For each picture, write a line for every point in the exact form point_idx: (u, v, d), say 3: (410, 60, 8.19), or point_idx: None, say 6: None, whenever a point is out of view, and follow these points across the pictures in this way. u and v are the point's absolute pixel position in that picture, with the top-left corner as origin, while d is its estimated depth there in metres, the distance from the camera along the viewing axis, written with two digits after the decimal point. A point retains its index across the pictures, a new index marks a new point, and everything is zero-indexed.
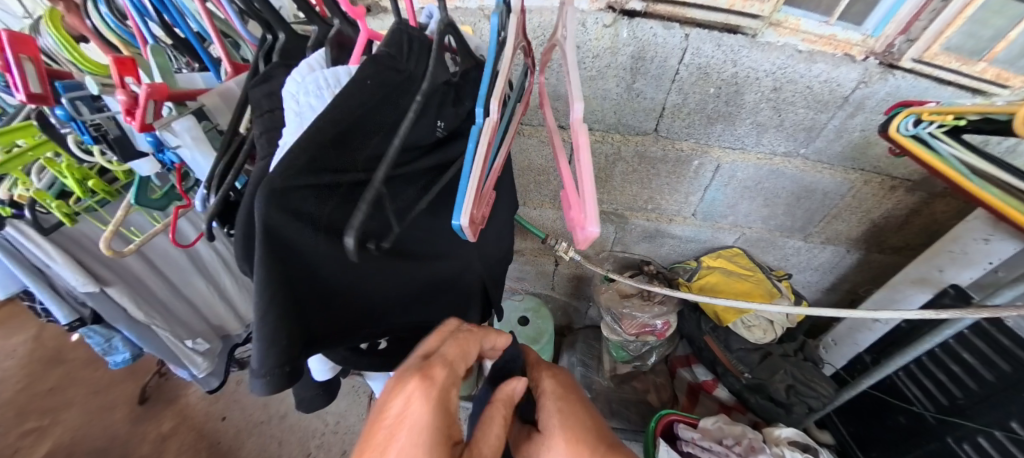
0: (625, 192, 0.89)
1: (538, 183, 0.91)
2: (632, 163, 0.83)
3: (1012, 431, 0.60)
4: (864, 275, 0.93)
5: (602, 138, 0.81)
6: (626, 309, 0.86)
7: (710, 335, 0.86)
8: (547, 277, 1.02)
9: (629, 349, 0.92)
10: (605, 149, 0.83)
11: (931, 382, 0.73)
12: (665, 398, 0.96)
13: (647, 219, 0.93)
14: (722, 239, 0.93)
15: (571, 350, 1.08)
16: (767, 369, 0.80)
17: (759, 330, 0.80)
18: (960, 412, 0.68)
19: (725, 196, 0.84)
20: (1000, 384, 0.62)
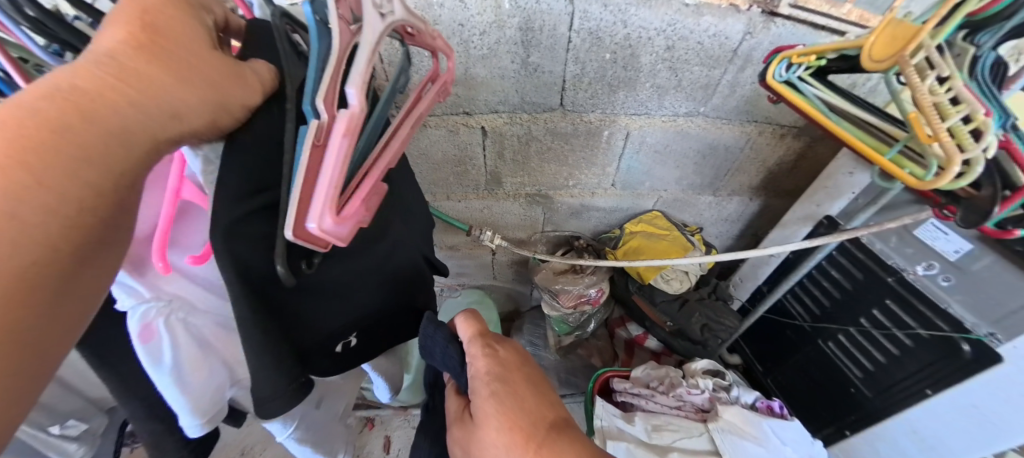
0: (544, 173, 0.88)
1: (460, 175, 0.88)
2: (542, 141, 0.82)
3: (862, 326, 0.75)
4: (768, 220, 1.00)
5: (512, 120, 0.79)
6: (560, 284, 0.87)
7: (637, 294, 0.89)
8: (487, 268, 1.00)
9: (570, 321, 0.94)
10: (515, 131, 0.81)
11: (809, 298, 0.85)
12: (608, 358, 1.01)
13: (572, 196, 0.94)
14: (642, 204, 0.96)
15: (519, 334, 1.09)
16: (686, 314, 0.85)
17: (677, 282, 0.85)
18: (826, 317, 0.82)
19: (641, 163, 0.86)
20: (858, 291, 0.74)
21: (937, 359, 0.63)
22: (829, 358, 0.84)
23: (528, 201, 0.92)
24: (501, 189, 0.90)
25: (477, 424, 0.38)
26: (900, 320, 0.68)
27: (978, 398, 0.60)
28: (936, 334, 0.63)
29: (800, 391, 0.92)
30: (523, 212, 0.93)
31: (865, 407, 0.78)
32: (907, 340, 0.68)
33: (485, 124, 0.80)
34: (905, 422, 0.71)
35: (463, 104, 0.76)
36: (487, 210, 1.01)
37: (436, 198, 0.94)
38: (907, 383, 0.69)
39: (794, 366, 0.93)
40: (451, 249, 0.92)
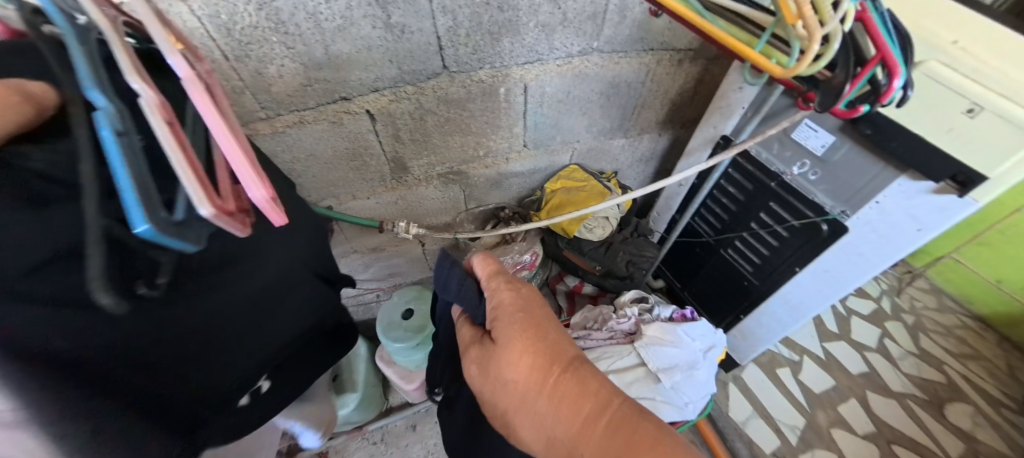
0: (450, 147, 0.86)
1: (360, 168, 0.81)
2: (437, 113, 0.78)
3: (753, 230, 0.92)
4: (669, 145, 1.12)
5: (399, 97, 0.74)
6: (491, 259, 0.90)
7: (567, 249, 0.97)
8: (420, 262, 0.99)
9: None
10: (400, 111, 0.76)
11: (712, 215, 1.01)
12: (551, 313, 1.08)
13: (487, 167, 0.94)
14: (559, 161, 1.02)
15: None
16: (611, 255, 0.96)
17: (599, 229, 0.95)
18: (726, 229, 0.99)
19: (547, 115, 0.88)
20: (748, 200, 0.89)
21: (804, 241, 0.81)
22: (728, 262, 1.02)
23: (446, 177, 0.91)
24: (410, 175, 0.87)
25: (501, 347, 0.47)
26: (780, 216, 0.84)
27: (829, 266, 0.79)
28: (805, 221, 0.79)
29: (709, 294, 1.12)
30: (440, 193, 0.94)
31: (754, 293, 0.98)
32: (784, 232, 0.84)
33: (370, 106, 0.73)
34: (780, 297, 0.92)
35: (341, 87, 0.70)
36: (401, 200, 0.96)
37: (342, 200, 0.87)
38: (781, 266, 0.88)
39: (704, 275, 1.12)
40: (372, 251, 0.86)
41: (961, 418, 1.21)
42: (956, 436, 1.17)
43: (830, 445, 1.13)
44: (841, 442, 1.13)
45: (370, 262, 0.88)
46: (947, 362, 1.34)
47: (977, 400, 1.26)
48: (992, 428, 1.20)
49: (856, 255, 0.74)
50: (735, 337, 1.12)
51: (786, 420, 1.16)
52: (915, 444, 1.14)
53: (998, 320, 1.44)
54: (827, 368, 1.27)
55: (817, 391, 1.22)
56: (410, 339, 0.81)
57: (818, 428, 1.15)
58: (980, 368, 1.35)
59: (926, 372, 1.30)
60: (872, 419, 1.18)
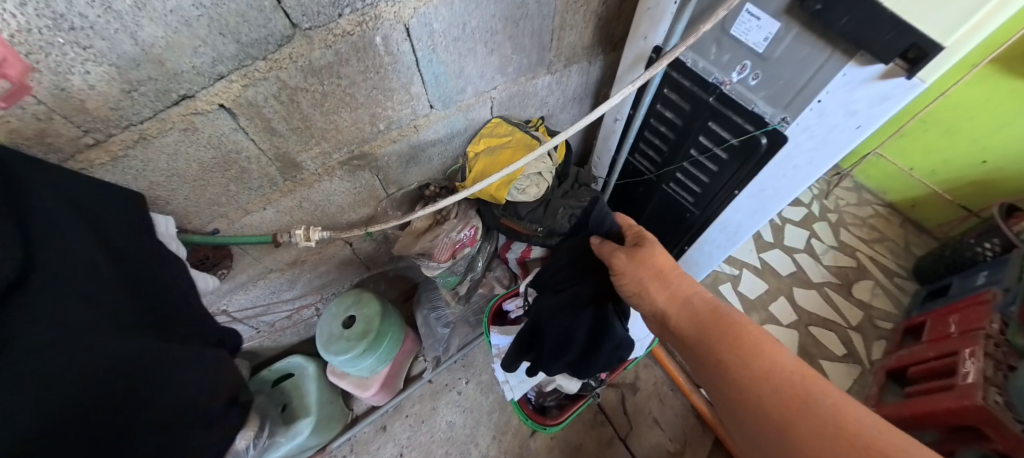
0: (340, 127, 0.81)
1: (242, 180, 0.76)
2: (307, 87, 0.71)
3: (692, 158, 0.89)
4: (580, 77, 1.21)
5: (255, 81, 0.65)
6: (423, 246, 0.94)
7: (505, 216, 1.02)
8: (353, 263, 1.04)
9: (455, 271, 1.04)
10: (255, 95, 0.67)
11: (651, 148, 0.98)
12: (507, 282, 1.21)
13: (404, 135, 0.94)
14: (481, 115, 1.07)
15: (420, 304, 1.17)
16: (551, 214, 1.03)
17: (534, 188, 0.99)
18: (664, 162, 0.96)
19: (443, 64, 0.85)
20: (686, 126, 0.84)
21: (744, 161, 0.77)
22: (670, 196, 1.02)
23: (351, 158, 0.89)
24: (304, 171, 0.83)
25: (646, 246, 0.61)
26: (717, 137, 0.80)
27: (769, 184, 0.78)
28: (744, 137, 0.74)
29: (657, 228, 1.14)
30: (348, 183, 0.93)
31: (695, 222, 1.00)
32: (723, 155, 0.81)
33: (221, 100, 0.64)
34: (719, 221, 0.94)
35: (176, 84, 0.58)
36: (304, 202, 0.89)
37: (236, 217, 0.81)
38: (721, 191, 0.87)
39: (651, 212, 1.12)
40: (292, 265, 0.90)
41: (863, 293, 1.34)
42: (857, 308, 1.30)
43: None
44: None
45: (294, 278, 0.93)
46: (858, 248, 1.45)
47: (876, 275, 1.38)
48: (886, 295, 1.34)
49: (795, 167, 0.72)
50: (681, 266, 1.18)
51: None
52: (827, 323, 1.27)
53: (905, 203, 1.55)
54: (760, 276, 1.34)
55: (751, 296, 1.30)
56: (355, 347, 0.92)
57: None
58: (884, 249, 1.46)
59: (840, 261, 1.40)
60: (795, 310, 1.29)
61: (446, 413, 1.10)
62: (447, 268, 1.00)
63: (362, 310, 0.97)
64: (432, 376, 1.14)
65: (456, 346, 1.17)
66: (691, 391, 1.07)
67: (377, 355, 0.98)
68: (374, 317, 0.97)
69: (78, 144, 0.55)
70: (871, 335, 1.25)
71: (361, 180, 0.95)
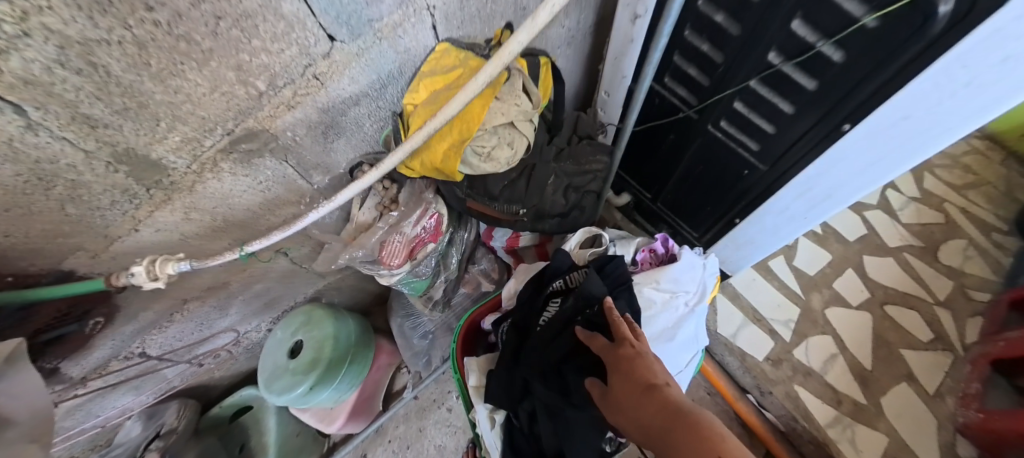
0: (196, 96, 0.48)
1: (83, 199, 0.51)
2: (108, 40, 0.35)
3: (766, 69, 0.51)
4: None
5: (13, 42, 0.30)
6: (356, 252, 0.69)
7: (471, 199, 0.63)
8: (299, 269, 0.89)
9: (421, 274, 0.79)
10: (30, 67, 0.33)
11: (692, 66, 0.60)
12: (496, 275, 0.96)
13: (306, 93, 0.57)
14: (421, 42, 0.65)
15: (394, 309, 0.98)
16: (538, 188, 0.62)
17: (505, 151, 0.52)
18: (714, 86, 0.59)
19: None
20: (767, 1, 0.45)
21: (888, 57, 0.39)
22: (720, 144, 0.65)
23: (234, 142, 0.57)
24: (173, 170, 0.56)
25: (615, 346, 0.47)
26: (833, 18, 0.41)
27: (917, 105, 0.40)
28: (895, 7, 0.35)
29: (692, 194, 0.78)
30: (246, 178, 0.65)
31: (758, 185, 0.64)
32: (836, 54, 0.43)
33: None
34: (801, 181, 0.57)
35: None
36: (194, 212, 0.65)
37: (103, 248, 0.60)
38: (818, 127, 0.50)
39: (684, 170, 0.75)
40: (210, 291, 0.78)
41: (953, 256, 1.01)
42: (945, 277, 0.98)
43: (825, 330, 0.92)
44: (837, 322, 0.93)
45: (224, 303, 0.83)
46: (947, 198, 1.09)
47: (970, 232, 1.04)
48: (983, 259, 1.00)
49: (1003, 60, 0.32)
50: (726, 248, 0.83)
51: (778, 316, 0.93)
52: (908, 299, 0.96)
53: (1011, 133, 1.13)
54: (822, 243, 1.02)
55: (811, 272, 0.98)
56: (302, 382, 0.76)
57: (812, 313, 0.94)
58: (981, 196, 1.09)
59: (924, 216, 1.06)
60: (867, 284, 0.97)
61: (434, 435, 0.97)
62: (407, 271, 0.74)
63: (309, 333, 0.81)
64: (415, 393, 0.98)
65: (438, 358, 1.00)
66: (736, 398, 0.88)
67: (335, 385, 0.82)
68: (326, 341, 0.81)
69: None
70: (963, 310, 0.94)
71: (264, 175, 0.67)
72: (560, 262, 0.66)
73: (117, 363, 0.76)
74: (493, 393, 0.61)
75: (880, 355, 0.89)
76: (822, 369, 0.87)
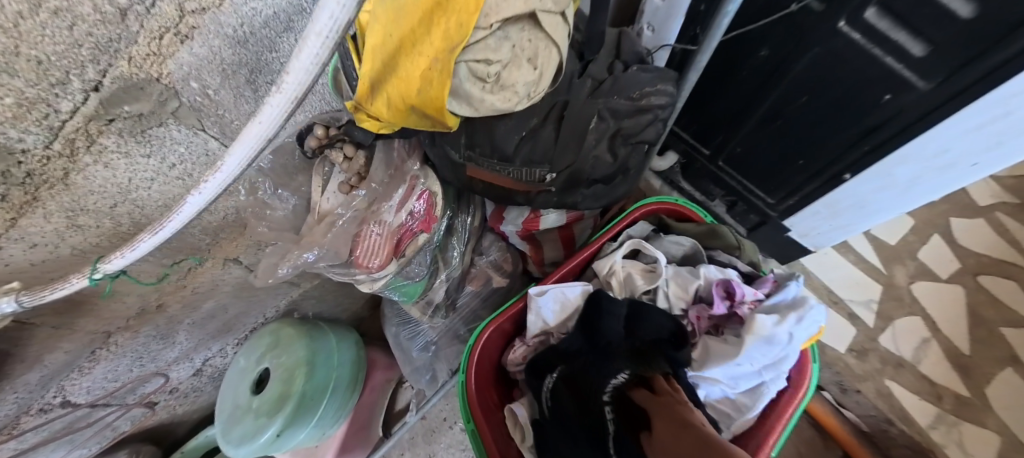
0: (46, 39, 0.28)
1: None
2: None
3: None
4: None
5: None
6: (309, 253, 0.50)
7: (472, 162, 0.46)
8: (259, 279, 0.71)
9: (414, 276, 0.62)
10: None
11: None
12: (508, 268, 0.78)
13: (202, 9, 0.35)
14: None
15: (387, 318, 0.81)
16: (572, 140, 0.44)
17: (519, 72, 0.33)
18: None
19: None
20: None
21: None
22: (845, 55, 0.44)
23: (109, 102, 0.37)
24: (19, 156, 0.35)
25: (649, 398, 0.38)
26: None
27: None
28: None
29: (791, 134, 0.56)
30: (145, 158, 0.45)
31: (908, 115, 0.43)
32: None
33: None
34: (987, 107, 0.36)
35: None
36: (81, 214, 0.45)
37: None
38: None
39: (779, 100, 0.54)
40: (141, 317, 0.60)
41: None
42: None
43: (913, 310, 0.81)
44: (924, 299, 0.83)
45: (167, 330, 0.66)
46: None
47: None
48: None
49: None
50: (814, 214, 0.64)
51: (858, 297, 0.82)
52: (1005, 268, 0.87)
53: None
54: None
55: (893, 242, 0.88)
56: (269, 426, 0.61)
57: (897, 288, 0.83)
58: None
59: (1017, 168, 0.97)
60: (956, 252, 0.88)
61: None
62: (393, 273, 0.57)
63: (280, 359, 0.66)
64: (419, 416, 0.82)
65: (445, 373, 0.82)
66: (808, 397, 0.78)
67: (314, 421, 0.67)
68: (299, 367, 0.65)
69: None
70: None
71: (175, 153, 0.48)
72: (611, 318, 0.46)
73: (30, 418, 0.58)
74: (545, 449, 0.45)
75: (977, 334, 0.80)
76: (915, 357, 0.77)
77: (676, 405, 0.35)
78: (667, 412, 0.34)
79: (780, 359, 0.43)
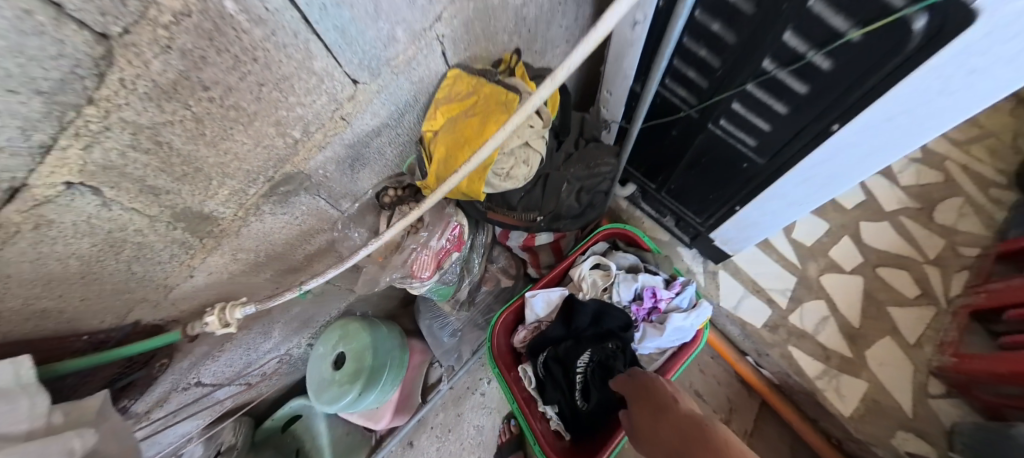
0: (240, 154, 0.53)
1: (145, 256, 0.57)
2: (169, 120, 0.41)
3: (761, 74, 0.56)
4: None
5: (96, 136, 0.36)
6: (395, 272, 0.78)
7: (491, 209, 0.72)
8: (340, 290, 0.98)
9: (448, 280, 0.88)
10: (107, 155, 0.39)
11: (693, 71, 0.64)
12: (513, 271, 1.06)
13: (333, 133, 0.62)
14: (433, 69, 0.67)
15: (422, 314, 1.08)
16: (553, 192, 0.70)
17: (520, 168, 0.60)
18: (713, 89, 0.63)
19: (355, 17, 0.48)
20: (761, 15, 0.48)
21: (872, 69, 0.44)
22: (719, 140, 0.71)
23: (274, 186, 0.63)
24: (218, 220, 0.61)
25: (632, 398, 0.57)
26: (818, 31, 0.45)
27: (896, 107, 0.45)
28: (875, 26, 0.40)
29: (699, 180, 0.83)
30: (283, 215, 0.71)
31: (759, 174, 0.70)
32: (824, 63, 0.48)
33: (50, 180, 0.37)
34: (796, 174, 0.63)
35: None
36: (240, 252, 0.72)
37: (162, 296, 0.66)
38: (812, 126, 0.55)
39: (689, 160, 0.81)
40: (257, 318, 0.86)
41: (948, 214, 1.16)
42: (939, 237, 1.14)
43: (819, 294, 1.09)
44: (832, 287, 1.10)
45: (270, 326, 0.92)
46: (949, 156, 1.24)
47: (968, 190, 1.19)
48: (977, 215, 1.15)
49: (972, 72, 0.38)
50: (729, 228, 0.89)
51: (777, 285, 1.09)
52: (901, 261, 1.11)
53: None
54: (821, 213, 1.18)
55: (808, 243, 1.15)
56: (350, 391, 0.88)
57: (809, 280, 1.10)
58: (983, 152, 1.24)
59: (924, 177, 1.22)
60: (862, 250, 1.14)
61: (472, 418, 1.11)
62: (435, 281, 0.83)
63: (349, 347, 0.92)
64: (449, 385, 1.10)
65: (468, 352, 1.10)
66: (736, 360, 1.08)
67: (378, 388, 0.93)
68: (363, 352, 0.92)
69: None
70: (953, 265, 1.09)
71: (299, 209, 0.73)
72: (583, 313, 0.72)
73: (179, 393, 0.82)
74: (546, 391, 0.72)
75: (868, 313, 1.06)
76: (816, 330, 1.04)
77: (653, 397, 0.54)
78: (650, 404, 0.54)
79: (680, 336, 0.72)
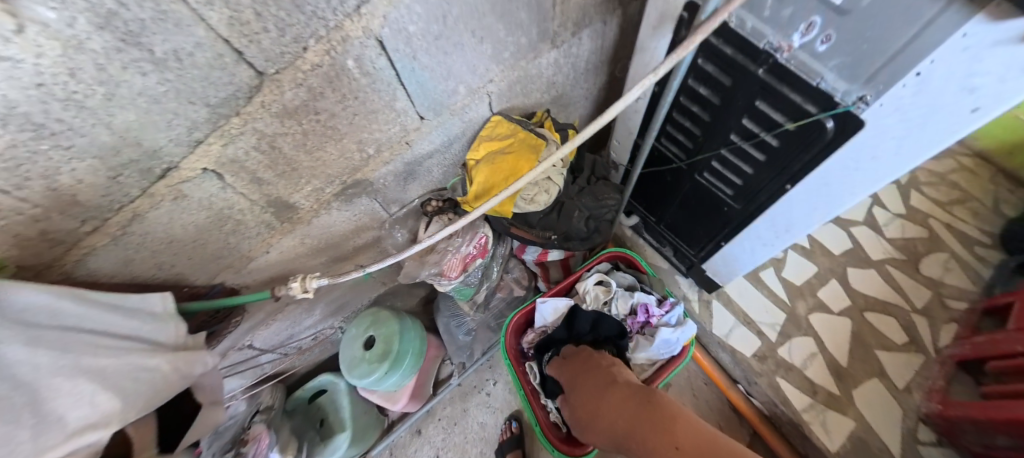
0: (326, 161, 0.69)
1: (238, 232, 0.71)
2: (285, 131, 0.57)
3: (732, 144, 0.71)
4: (594, 44, 0.93)
5: (234, 137, 0.53)
6: (430, 269, 0.91)
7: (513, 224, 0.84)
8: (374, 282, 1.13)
9: (469, 282, 1.00)
10: (236, 151, 0.55)
11: (682, 135, 0.80)
12: (525, 282, 1.17)
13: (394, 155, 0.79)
14: (480, 114, 0.84)
15: (440, 313, 1.20)
16: (565, 217, 0.84)
17: (542, 195, 0.79)
18: (697, 149, 0.79)
19: (429, 71, 0.66)
20: (727, 103, 0.65)
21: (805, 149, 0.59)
22: (702, 190, 0.85)
23: (346, 188, 0.79)
24: (298, 210, 0.76)
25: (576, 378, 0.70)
26: (766, 119, 0.61)
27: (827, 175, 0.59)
28: (802, 121, 0.55)
29: (688, 221, 0.96)
30: (347, 212, 0.87)
31: (735, 218, 0.82)
32: (774, 142, 0.63)
33: (200, 165, 0.53)
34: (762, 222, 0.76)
35: (157, 161, 0.49)
36: (306, 238, 0.86)
37: (242, 265, 0.79)
38: (770, 186, 0.69)
39: (680, 203, 0.95)
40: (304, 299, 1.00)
41: (933, 268, 1.20)
42: (925, 287, 1.17)
43: (807, 332, 1.13)
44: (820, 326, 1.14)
45: (313, 307, 1.06)
46: (932, 214, 1.29)
47: (954, 247, 1.23)
48: (967, 271, 1.19)
49: (874, 157, 0.52)
50: (718, 261, 1.00)
51: (767, 320, 1.15)
52: (887, 308, 1.15)
53: (1002, 149, 1.32)
54: (810, 256, 1.25)
55: (798, 281, 1.21)
56: (377, 369, 0.99)
57: (797, 316, 1.16)
58: (967, 212, 1.28)
59: (908, 231, 1.27)
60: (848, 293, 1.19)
61: (476, 414, 1.20)
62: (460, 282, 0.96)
63: (378, 331, 1.05)
64: (458, 381, 1.20)
65: (478, 351, 1.21)
66: (728, 386, 1.13)
67: (400, 371, 1.04)
68: (392, 336, 1.04)
69: (77, 234, 0.49)
70: (942, 317, 1.13)
71: (358, 209, 0.89)
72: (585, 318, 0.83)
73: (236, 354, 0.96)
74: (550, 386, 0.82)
75: (854, 354, 1.10)
76: (804, 364, 1.09)
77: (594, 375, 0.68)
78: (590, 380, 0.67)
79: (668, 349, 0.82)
